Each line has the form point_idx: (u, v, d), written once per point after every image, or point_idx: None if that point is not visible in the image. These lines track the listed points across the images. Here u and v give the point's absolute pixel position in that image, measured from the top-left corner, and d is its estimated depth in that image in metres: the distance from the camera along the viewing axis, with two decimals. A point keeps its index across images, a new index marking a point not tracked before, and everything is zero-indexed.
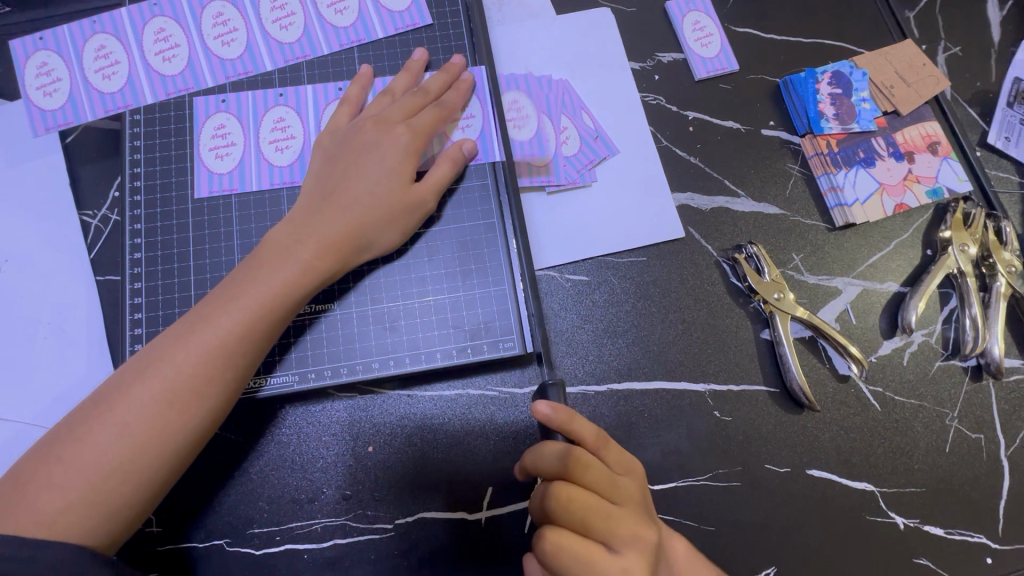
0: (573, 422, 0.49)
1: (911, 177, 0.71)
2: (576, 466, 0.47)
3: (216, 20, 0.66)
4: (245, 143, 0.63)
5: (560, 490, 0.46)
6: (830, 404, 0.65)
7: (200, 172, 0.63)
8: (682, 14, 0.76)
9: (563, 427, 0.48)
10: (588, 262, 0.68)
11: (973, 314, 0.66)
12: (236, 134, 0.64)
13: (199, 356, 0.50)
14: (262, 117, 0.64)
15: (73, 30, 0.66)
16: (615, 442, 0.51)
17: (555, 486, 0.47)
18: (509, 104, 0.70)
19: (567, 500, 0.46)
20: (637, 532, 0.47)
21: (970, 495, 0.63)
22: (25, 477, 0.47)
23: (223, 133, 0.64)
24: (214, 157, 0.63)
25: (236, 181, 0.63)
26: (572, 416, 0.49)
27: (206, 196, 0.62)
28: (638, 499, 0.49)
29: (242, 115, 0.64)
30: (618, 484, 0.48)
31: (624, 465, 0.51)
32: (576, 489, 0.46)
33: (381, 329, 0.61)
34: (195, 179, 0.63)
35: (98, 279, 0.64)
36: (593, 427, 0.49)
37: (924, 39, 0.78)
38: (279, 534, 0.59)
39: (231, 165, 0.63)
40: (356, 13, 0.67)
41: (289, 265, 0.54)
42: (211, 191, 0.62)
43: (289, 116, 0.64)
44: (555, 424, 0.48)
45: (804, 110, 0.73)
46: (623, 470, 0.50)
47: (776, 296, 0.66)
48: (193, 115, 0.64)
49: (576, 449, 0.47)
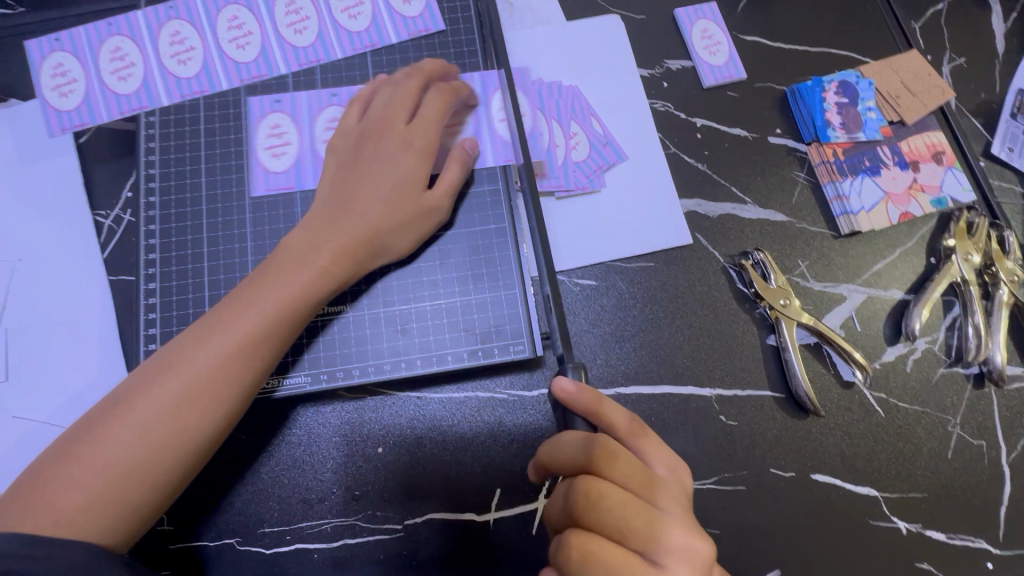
0: (601, 407, 0.49)
1: (916, 186, 0.72)
2: (604, 458, 0.47)
3: (230, 23, 0.67)
4: (300, 142, 0.64)
5: (589, 485, 0.46)
6: (835, 410, 0.66)
7: (257, 170, 0.64)
8: (690, 22, 0.77)
9: (590, 410, 0.49)
10: (596, 267, 0.69)
11: (976, 321, 0.67)
12: (291, 133, 0.64)
13: (217, 359, 0.51)
14: (316, 116, 0.65)
15: (88, 31, 0.67)
16: (647, 438, 0.50)
17: (582, 480, 0.46)
18: (513, 106, 0.71)
19: (597, 496, 0.46)
20: (676, 540, 0.45)
21: (972, 501, 0.64)
22: (45, 475, 0.47)
23: (279, 133, 0.64)
24: (270, 155, 0.64)
25: (292, 180, 0.63)
26: (600, 400, 0.50)
27: (263, 194, 0.63)
28: (677, 500, 0.48)
29: (296, 113, 0.65)
30: (651, 483, 0.48)
31: (661, 459, 0.50)
32: (606, 485, 0.46)
33: (393, 331, 0.61)
34: (253, 176, 0.63)
35: (111, 279, 0.65)
36: (624, 414, 0.50)
37: (928, 50, 0.79)
38: (290, 534, 0.60)
39: (287, 164, 0.64)
40: (370, 17, 0.68)
41: (307, 267, 0.55)
42: (270, 189, 0.63)
43: (310, 121, 0.65)
44: (582, 403, 0.49)
45: (811, 120, 0.74)
46: (658, 466, 0.50)
47: (782, 301, 0.66)
48: (249, 114, 0.65)
49: (600, 437, 0.47)
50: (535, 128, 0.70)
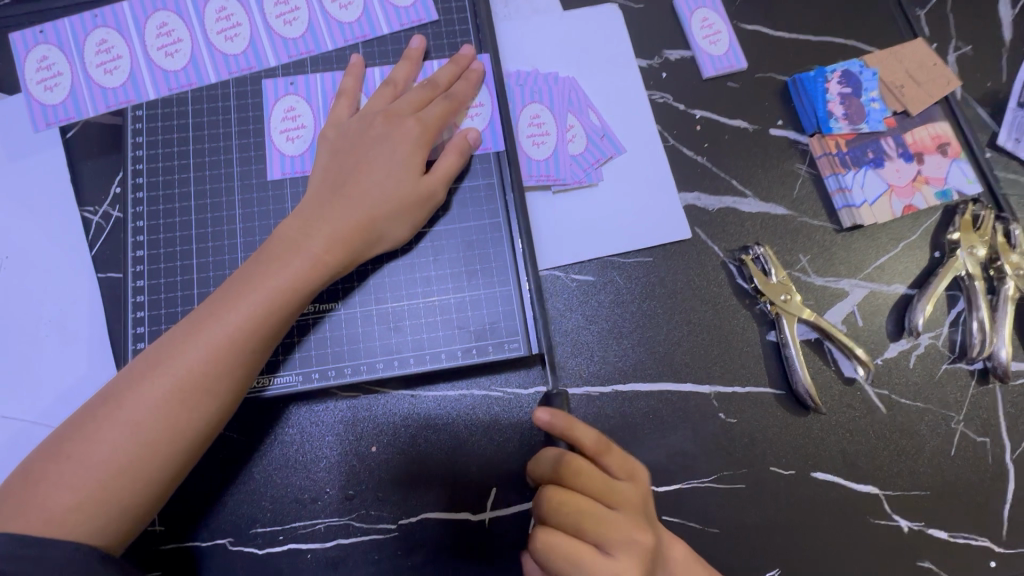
0: (572, 429, 0.49)
1: (920, 178, 0.71)
2: (567, 474, 0.47)
3: (218, 14, 0.65)
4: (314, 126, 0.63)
5: (551, 499, 0.46)
6: (836, 407, 0.65)
7: (272, 154, 0.63)
8: (690, 11, 0.75)
9: (564, 431, 0.49)
10: (593, 262, 0.68)
11: (980, 317, 0.65)
12: (306, 117, 0.64)
13: (208, 354, 0.50)
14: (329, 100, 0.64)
15: (73, 23, 0.65)
16: (616, 450, 0.50)
17: (546, 495, 0.46)
18: (531, 119, 0.69)
19: (560, 509, 0.46)
20: (641, 540, 0.46)
21: (975, 499, 0.63)
22: (35, 475, 0.46)
23: (294, 116, 0.64)
24: (286, 139, 0.63)
25: (307, 164, 0.63)
26: (571, 423, 0.49)
27: (277, 178, 0.62)
28: (640, 505, 0.48)
29: (311, 98, 0.64)
30: (617, 493, 0.48)
31: (627, 470, 0.50)
32: (568, 496, 0.46)
33: (384, 329, 0.60)
34: (268, 160, 0.63)
35: (99, 276, 0.64)
36: (592, 432, 0.50)
37: (934, 38, 0.77)
38: (283, 534, 0.59)
39: (302, 147, 0.63)
40: (361, 8, 0.66)
41: (298, 260, 0.54)
42: (283, 173, 0.62)
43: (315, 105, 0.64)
44: (554, 426, 0.49)
45: (813, 111, 0.72)
46: (623, 477, 0.49)
47: (783, 297, 0.65)
48: (264, 96, 0.64)
49: (567, 455, 0.48)
50: (551, 145, 0.69)
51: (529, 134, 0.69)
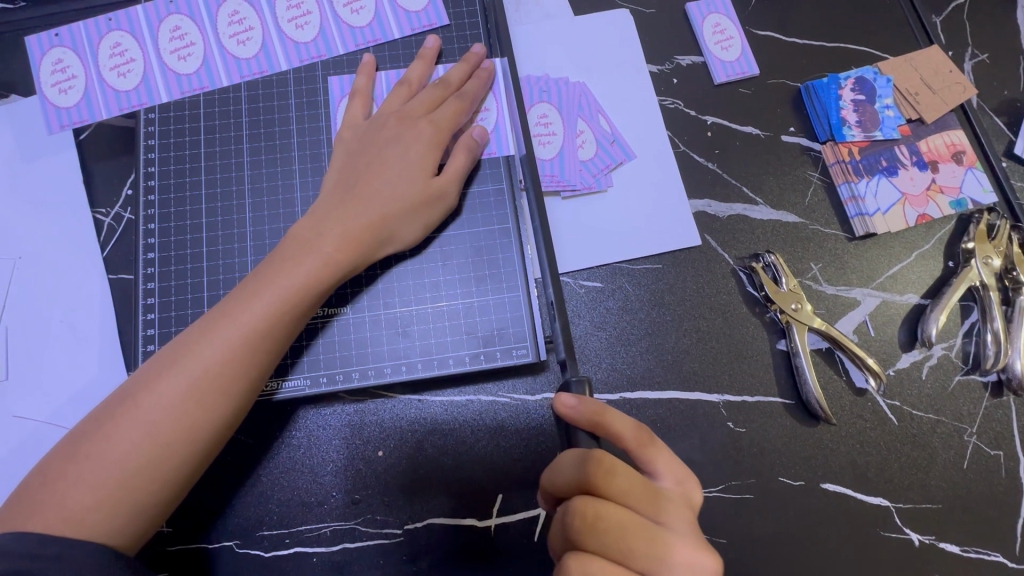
0: (605, 418, 0.49)
1: (934, 187, 0.70)
2: (600, 476, 0.46)
3: (231, 18, 0.66)
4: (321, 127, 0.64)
5: (585, 506, 0.45)
6: (846, 418, 0.64)
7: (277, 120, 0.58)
8: (702, 17, 0.75)
9: (594, 422, 0.48)
10: (602, 268, 0.67)
11: (994, 328, 0.64)
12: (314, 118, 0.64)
13: (223, 353, 0.50)
14: (339, 102, 0.64)
15: (88, 26, 0.66)
16: (655, 449, 0.50)
17: (579, 501, 0.45)
18: (539, 119, 0.70)
19: (593, 517, 0.45)
20: (683, 557, 0.45)
21: (988, 513, 0.62)
22: (54, 474, 0.47)
23: None
24: None
25: (318, 167, 0.63)
26: (604, 412, 0.49)
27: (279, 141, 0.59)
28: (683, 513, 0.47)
29: (318, 98, 0.65)
30: (653, 496, 0.47)
31: (671, 472, 0.49)
32: (603, 503, 0.45)
33: (393, 334, 0.60)
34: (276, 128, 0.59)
35: (110, 277, 0.64)
36: (629, 423, 0.49)
37: (950, 45, 0.76)
38: (289, 537, 0.59)
39: None
40: (372, 12, 0.67)
41: (311, 259, 0.54)
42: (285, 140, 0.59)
43: (320, 113, 0.64)
44: (583, 418, 0.48)
45: (826, 118, 0.71)
46: (665, 479, 0.49)
47: (793, 306, 0.64)
48: (279, 98, 0.64)
49: (596, 452, 0.46)
50: (557, 145, 0.69)
51: (536, 134, 0.69)
